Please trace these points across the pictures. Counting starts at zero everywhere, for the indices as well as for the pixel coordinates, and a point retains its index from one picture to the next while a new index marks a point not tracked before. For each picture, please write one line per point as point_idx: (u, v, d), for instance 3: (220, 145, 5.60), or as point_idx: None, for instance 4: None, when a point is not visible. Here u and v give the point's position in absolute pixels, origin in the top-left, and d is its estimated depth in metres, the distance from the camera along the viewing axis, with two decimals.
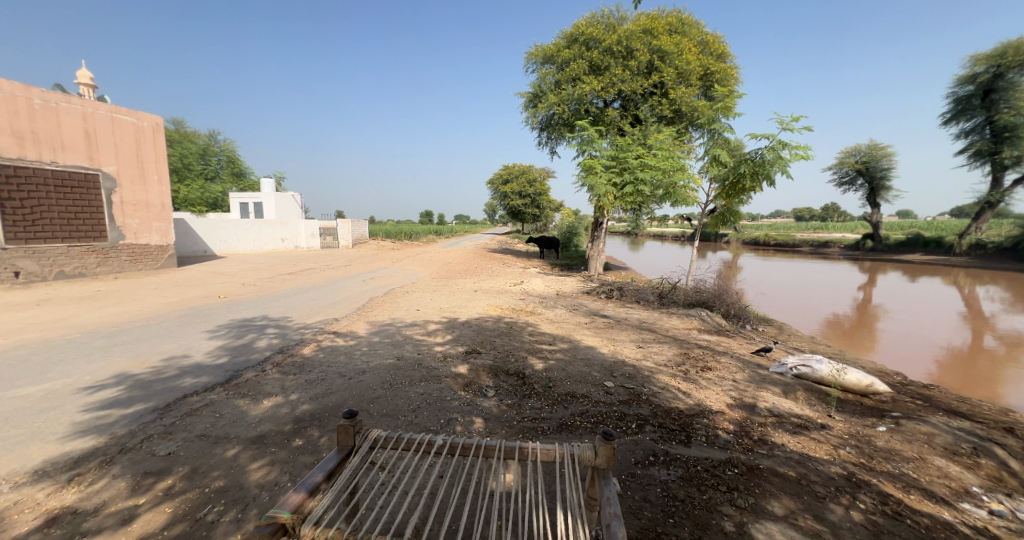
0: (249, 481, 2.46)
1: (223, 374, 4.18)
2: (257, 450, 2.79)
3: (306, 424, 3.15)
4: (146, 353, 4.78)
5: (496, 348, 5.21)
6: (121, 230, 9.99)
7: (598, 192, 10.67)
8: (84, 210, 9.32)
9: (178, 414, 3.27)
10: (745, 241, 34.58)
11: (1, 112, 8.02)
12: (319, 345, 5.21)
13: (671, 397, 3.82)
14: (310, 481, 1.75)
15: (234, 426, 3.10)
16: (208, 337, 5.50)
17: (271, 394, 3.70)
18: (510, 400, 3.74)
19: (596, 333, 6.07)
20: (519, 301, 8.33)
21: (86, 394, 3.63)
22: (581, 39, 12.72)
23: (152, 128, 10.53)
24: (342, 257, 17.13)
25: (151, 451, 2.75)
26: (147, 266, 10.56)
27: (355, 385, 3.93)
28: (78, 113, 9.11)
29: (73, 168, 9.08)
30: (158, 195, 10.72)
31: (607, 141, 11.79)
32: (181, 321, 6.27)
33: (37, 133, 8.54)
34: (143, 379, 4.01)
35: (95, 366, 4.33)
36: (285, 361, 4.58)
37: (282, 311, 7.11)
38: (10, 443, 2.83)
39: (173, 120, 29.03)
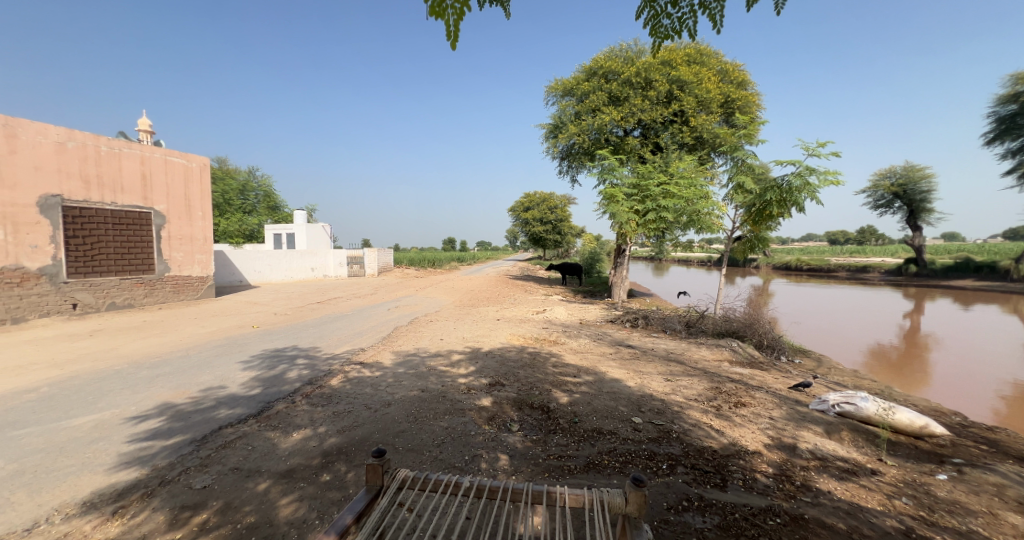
0: (278, 518, 2.49)
1: (256, 406, 4.31)
2: (286, 485, 2.83)
3: (333, 459, 3.19)
4: (185, 384, 4.99)
5: (520, 380, 5.16)
6: (167, 262, 10.69)
7: (620, 220, 10.60)
8: (136, 245, 10.05)
9: (213, 447, 3.38)
10: (776, 266, 33.45)
11: (74, 159, 8.88)
12: (346, 376, 5.29)
13: (703, 435, 3.65)
14: (340, 524, 1.78)
15: (265, 460, 3.17)
16: (243, 368, 5.69)
17: (300, 426, 3.78)
18: (534, 436, 3.67)
19: (621, 365, 5.91)
20: (542, 331, 8.27)
21: (131, 425, 3.81)
22: (599, 72, 13.08)
23: (200, 168, 11.46)
24: (368, 285, 17.51)
25: (188, 484, 2.84)
26: (188, 297, 11.19)
27: (380, 418, 3.96)
28: (137, 158, 10.02)
29: (130, 208, 9.90)
30: (201, 229, 11.51)
31: (628, 169, 11.85)
32: (217, 351, 6.55)
33: (102, 177, 9.38)
34: (182, 410, 4.18)
35: (139, 396, 4.56)
36: (314, 393, 4.68)
37: (311, 341, 7.31)
38: (63, 474, 2.99)
39: (218, 159, 31.33)
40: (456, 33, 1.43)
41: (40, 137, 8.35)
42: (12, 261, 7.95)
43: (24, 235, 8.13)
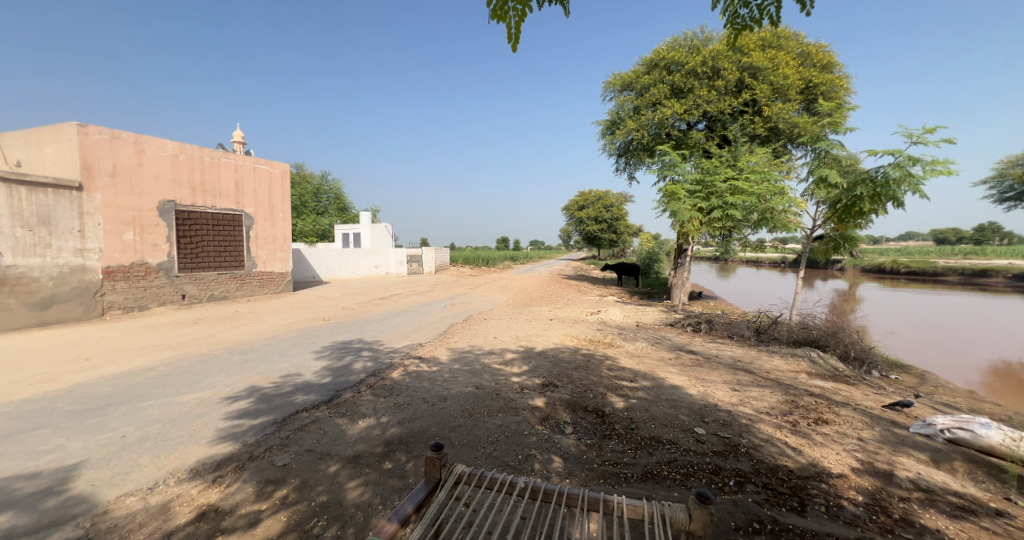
0: (347, 500, 2.67)
1: (327, 393, 4.68)
2: (354, 469, 3.04)
3: (394, 448, 3.36)
4: (268, 369, 5.55)
5: (573, 382, 5.08)
6: (254, 260, 11.96)
7: (682, 219, 10.03)
8: (231, 244, 11.37)
9: (291, 428, 3.72)
10: (865, 268, 29.81)
11: (184, 169, 10.23)
12: (405, 370, 5.56)
13: (776, 453, 3.35)
14: (402, 512, 1.87)
15: (335, 444, 3.43)
16: (315, 357, 6.21)
17: (365, 415, 4.04)
18: (589, 440, 3.59)
19: (682, 371, 5.61)
20: (596, 332, 8.09)
21: (226, 404, 4.32)
22: (661, 64, 12.48)
23: (282, 173, 12.69)
24: (426, 283, 18.27)
25: (271, 461, 3.15)
26: (271, 290, 12.46)
27: (437, 412, 4.10)
28: (232, 166, 11.33)
29: (225, 210, 11.21)
30: (281, 229, 12.75)
31: (691, 164, 11.20)
32: (294, 341, 7.19)
33: (205, 184, 10.71)
34: (266, 393, 4.65)
35: (232, 379, 5.15)
36: (377, 384, 4.97)
37: (374, 335, 7.78)
38: (173, 443, 3.46)
39: (297, 165, 34.46)
40: (518, 36, 1.49)
41: (159, 151, 9.72)
42: (138, 257, 9.31)
43: (147, 235, 9.49)
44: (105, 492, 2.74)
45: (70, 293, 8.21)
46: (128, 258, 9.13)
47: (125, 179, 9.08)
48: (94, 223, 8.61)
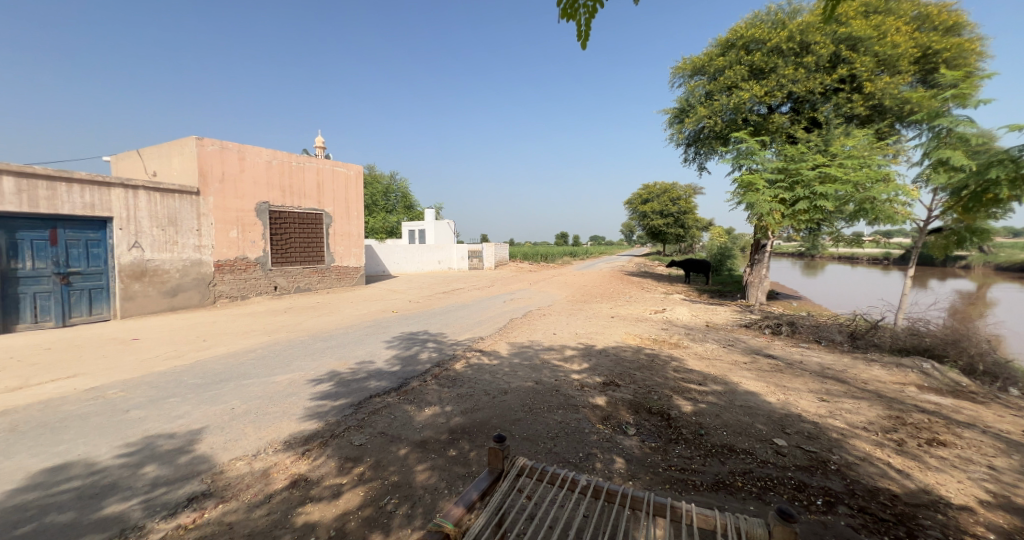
0: (416, 482, 2.84)
1: (396, 381, 5.00)
2: (422, 454, 3.22)
3: (458, 436, 3.50)
4: (346, 356, 6.07)
5: (636, 382, 4.91)
6: (333, 255, 13.11)
7: (760, 211, 9.20)
8: (314, 241, 12.56)
9: (366, 411, 4.03)
10: (997, 267, 25.07)
11: (276, 173, 11.46)
12: (467, 362, 5.77)
13: (875, 474, 2.95)
14: (467, 498, 1.95)
15: (404, 429, 3.66)
16: (386, 346, 6.67)
17: (431, 403, 4.26)
18: (653, 443, 3.45)
19: (758, 377, 5.17)
20: (661, 331, 7.73)
21: (311, 386, 4.80)
22: (738, 43, 11.45)
23: (356, 174, 13.72)
24: (486, 278, 18.73)
25: (350, 440, 3.44)
26: (347, 283, 13.58)
27: (498, 405, 4.20)
28: (315, 169, 12.47)
29: (310, 210, 12.40)
30: (356, 227, 13.82)
31: (772, 151, 10.20)
32: (367, 331, 7.78)
33: (293, 187, 11.92)
34: (344, 378, 5.10)
35: (315, 363, 5.71)
36: (441, 374, 5.21)
37: (438, 327, 8.15)
38: (270, 417, 3.92)
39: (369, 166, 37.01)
40: (587, 35, 1.49)
41: (257, 158, 10.97)
42: (241, 253, 10.64)
43: (247, 233, 10.80)
44: (220, 455, 3.19)
45: (191, 283, 9.61)
46: (232, 254, 10.47)
47: (231, 184, 10.42)
48: (208, 223, 9.97)
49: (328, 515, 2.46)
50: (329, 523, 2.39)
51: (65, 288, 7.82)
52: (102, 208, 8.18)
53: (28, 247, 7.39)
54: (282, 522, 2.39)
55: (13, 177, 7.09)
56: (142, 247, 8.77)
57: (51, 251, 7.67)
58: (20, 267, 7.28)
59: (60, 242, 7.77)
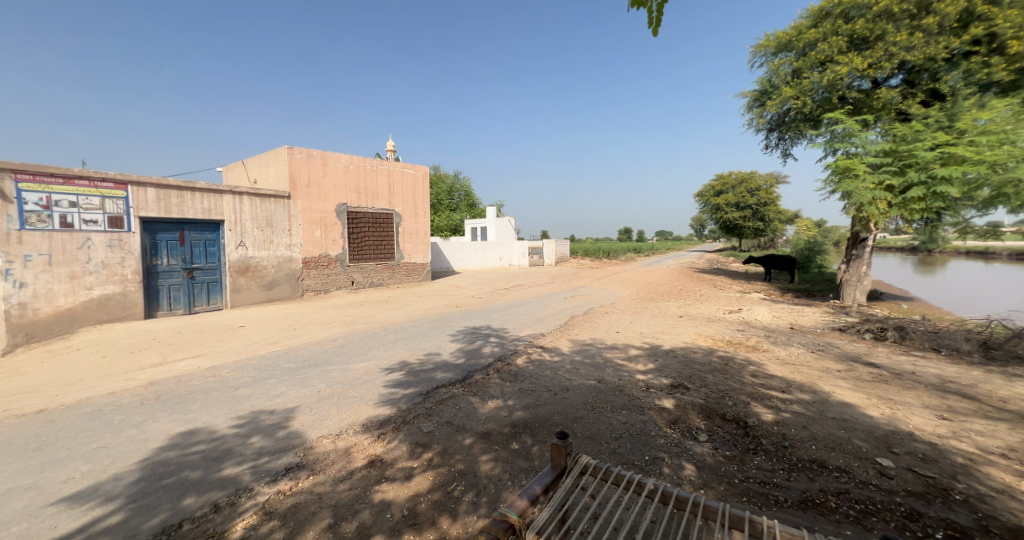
0: (481, 471, 2.94)
1: (461, 373, 5.21)
2: (486, 444, 3.33)
3: (520, 430, 3.56)
4: (414, 347, 6.45)
5: (708, 386, 4.61)
6: (403, 252, 13.95)
7: (861, 201, 8.12)
8: (386, 239, 13.45)
9: (434, 401, 4.26)
10: None
11: (353, 177, 12.44)
12: (529, 357, 5.82)
13: (1014, 510, 2.48)
14: (531, 491, 1.98)
15: (469, 419, 3.81)
16: (451, 340, 6.97)
17: (494, 396, 4.38)
18: (727, 451, 3.22)
19: (856, 387, 4.57)
20: (736, 333, 7.16)
21: (385, 374, 5.18)
22: (834, 11, 10.09)
23: (423, 175, 14.43)
24: (547, 275, 18.71)
25: (420, 427, 3.66)
26: (415, 279, 14.39)
27: (560, 402, 4.19)
28: (386, 172, 13.34)
29: (382, 210, 13.30)
30: (423, 225, 14.56)
31: (877, 131, 8.92)
32: (434, 324, 8.19)
33: (367, 189, 12.87)
34: (414, 368, 5.42)
35: (388, 353, 6.14)
36: (503, 368, 5.33)
37: (500, 322, 8.31)
38: (350, 401, 4.30)
39: (434, 168, 38.73)
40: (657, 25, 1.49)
41: (336, 164, 12.00)
42: (324, 251, 11.74)
43: (329, 232, 11.88)
44: (310, 432, 3.57)
45: (283, 277, 10.82)
46: (317, 251, 11.59)
47: (315, 188, 11.53)
48: (297, 224, 11.13)
49: (401, 495, 2.64)
50: (403, 502, 2.57)
51: (191, 281, 9.24)
52: (216, 213, 9.49)
53: (164, 247, 8.85)
54: (362, 498, 2.61)
55: (153, 188, 8.51)
56: (246, 246, 10.05)
57: (181, 250, 9.11)
58: (159, 263, 8.76)
59: (187, 242, 9.18)
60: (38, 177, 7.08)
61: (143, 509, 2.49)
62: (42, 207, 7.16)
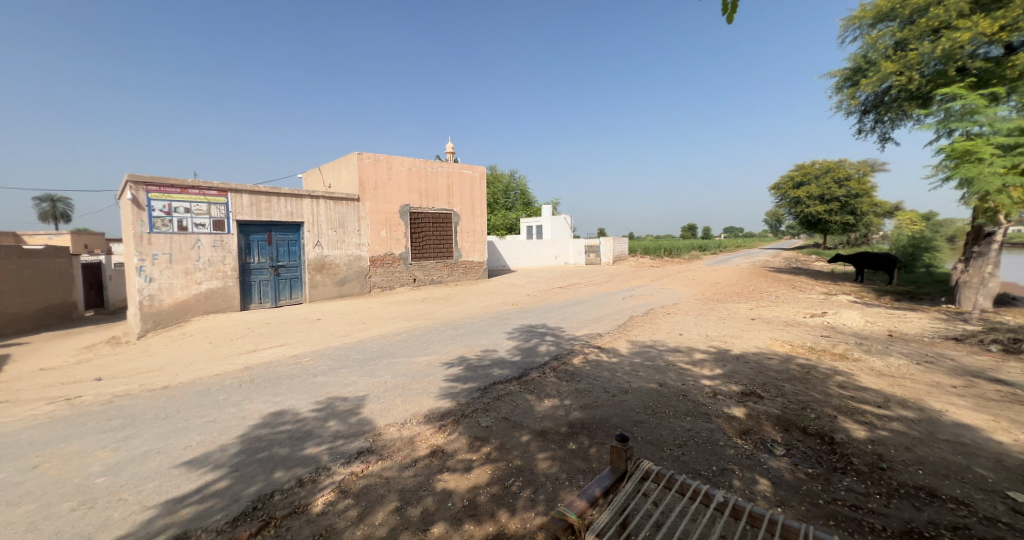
0: (538, 469, 2.94)
1: (517, 370, 5.27)
2: (542, 443, 3.33)
3: (577, 431, 3.52)
4: (472, 344, 6.63)
5: (785, 396, 4.21)
6: (461, 251, 14.39)
7: (986, 189, 6.92)
8: (445, 238, 13.96)
9: (491, 396, 4.35)
10: None
11: (415, 179, 13.07)
12: (585, 357, 5.73)
13: None
14: (590, 493, 1.95)
15: (526, 417, 3.83)
16: (507, 337, 7.07)
17: (550, 395, 4.36)
18: (809, 468, 2.92)
19: (975, 407, 3.91)
20: (819, 339, 6.45)
21: (445, 368, 5.38)
22: None
23: (480, 175, 14.78)
24: (604, 273, 18.24)
25: (478, 421, 3.76)
26: (472, 277, 14.77)
27: (618, 404, 4.07)
28: (445, 173, 13.83)
29: (441, 210, 13.82)
30: (480, 224, 14.90)
31: (1008, 106, 7.55)
32: (491, 321, 8.35)
33: (428, 190, 13.44)
34: (472, 363, 5.58)
35: (447, 348, 6.38)
36: (559, 367, 5.29)
37: (556, 321, 8.28)
38: (414, 392, 4.54)
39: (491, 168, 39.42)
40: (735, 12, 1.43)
41: (401, 167, 12.68)
42: (389, 249, 12.47)
43: (394, 232, 12.59)
44: (379, 420, 3.83)
45: (354, 274, 11.67)
46: (382, 250, 12.33)
47: (382, 191, 12.28)
48: (365, 224, 11.94)
49: (462, 486, 2.73)
50: (463, 493, 2.65)
51: (276, 277, 10.27)
52: (297, 216, 10.49)
53: (255, 246, 9.93)
54: (425, 485, 2.74)
55: (247, 195, 9.62)
56: (322, 246, 10.98)
57: (269, 249, 10.16)
58: (251, 261, 9.84)
59: (273, 242, 10.22)
60: (160, 188, 8.44)
61: (243, 478, 2.83)
62: (165, 212, 8.52)
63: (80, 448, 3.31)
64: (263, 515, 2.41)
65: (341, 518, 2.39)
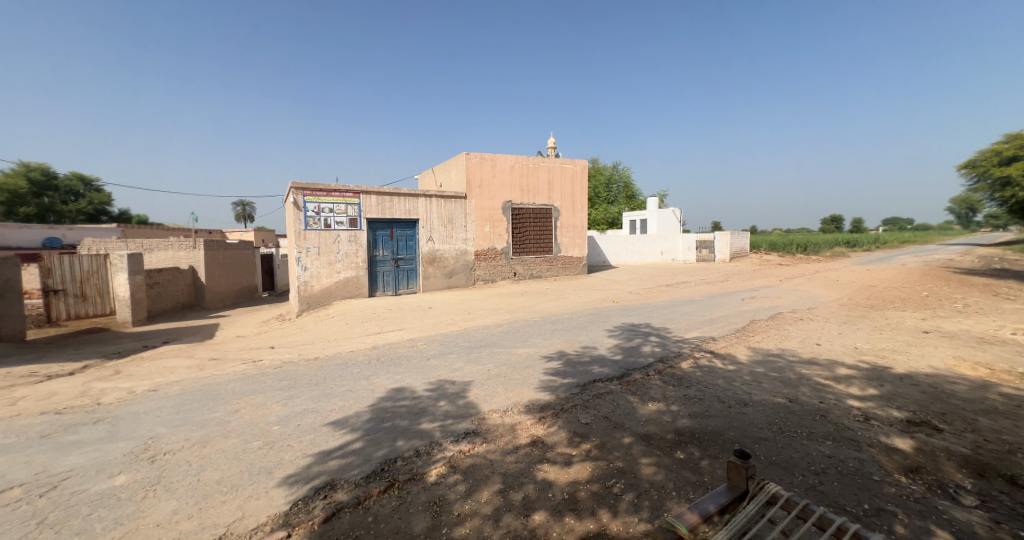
0: (641, 473, 2.81)
1: (618, 369, 5.08)
2: (646, 447, 3.16)
3: (686, 440, 3.26)
4: (571, 339, 6.61)
5: (976, 432, 3.28)
6: (560, 246, 14.40)
7: None
8: (545, 233, 14.09)
9: (591, 394, 4.28)
10: None
11: (518, 175, 13.43)
12: (696, 362, 5.25)
13: None
14: (703, 508, 1.79)
15: (628, 418, 3.68)
16: (608, 335, 6.87)
17: (655, 398, 4.12)
18: (1016, 530, 2.22)
19: None
20: None
21: (544, 361, 5.47)
22: None
23: (582, 169, 14.53)
24: (718, 271, 16.45)
25: (577, 417, 3.73)
26: (571, 272, 14.69)
27: (736, 417, 3.65)
28: (547, 168, 13.93)
29: (542, 206, 13.98)
30: (580, 219, 14.70)
31: None
32: (591, 318, 8.22)
33: (530, 186, 13.70)
34: (571, 359, 5.57)
35: (546, 342, 6.46)
36: (665, 370, 4.95)
37: (662, 321, 7.76)
38: (515, 382, 4.70)
39: (593, 161, 38.56)
40: None
41: (504, 165, 13.15)
42: (492, 244, 13.08)
43: (497, 228, 13.15)
44: (484, 405, 4.07)
45: (460, 268, 12.55)
46: (486, 245, 12.99)
47: (486, 188, 12.91)
48: (471, 220, 12.71)
49: (562, 478, 2.75)
50: (563, 486, 2.67)
51: (396, 268, 11.58)
52: (414, 213, 11.66)
53: (380, 241, 11.33)
54: (527, 473, 2.83)
55: (375, 196, 11.02)
56: (434, 241, 12.03)
57: (391, 243, 11.49)
58: (377, 254, 11.24)
59: (395, 237, 11.53)
60: (312, 191, 10.21)
61: (374, 442, 3.28)
62: (315, 212, 10.25)
63: (261, 401, 4.20)
64: (389, 477, 2.76)
65: (452, 491, 2.61)
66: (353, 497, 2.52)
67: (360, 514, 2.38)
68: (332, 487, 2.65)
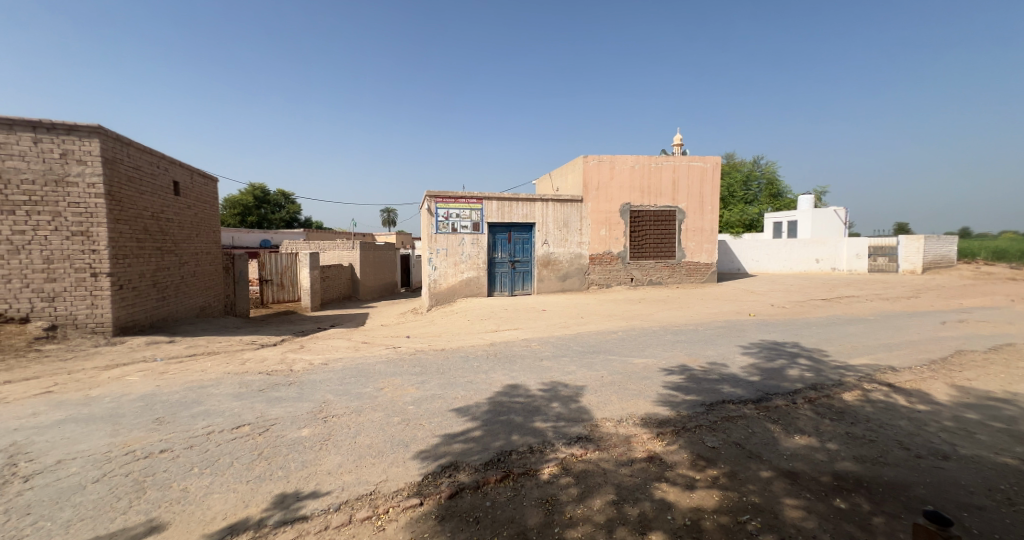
0: (785, 516, 2.42)
1: (754, 392, 4.44)
2: (792, 487, 2.71)
3: (849, 487, 2.68)
4: (697, 353, 6.01)
5: None
6: (684, 251, 13.25)
7: None
8: (667, 237, 13.13)
9: (718, 415, 3.84)
10: None
11: (637, 176, 12.80)
12: (865, 395, 4.27)
13: None
14: None
15: (767, 449, 3.20)
16: (742, 352, 6.05)
17: (804, 431, 3.49)
18: None
19: None
20: None
21: (664, 374, 5.10)
22: None
23: (713, 166, 13.11)
24: (901, 285, 13.06)
25: (702, 439, 3.39)
26: (697, 280, 13.38)
27: (929, 471, 2.85)
28: (671, 167, 12.95)
29: (665, 207, 13.05)
30: (710, 221, 13.29)
31: None
32: (720, 331, 7.36)
33: (651, 186, 12.92)
34: (696, 375, 5.07)
35: (666, 354, 6.01)
36: (819, 400, 4.14)
37: (814, 341, 6.52)
38: (630, 393, 4.50)
39: (727, 157, 34.61)
40: None
41: (622, 166, 12.68)
42: (608, 248, 12.73)
43: (614, 231, 12.76)
44: (597, 412, 3.99)
45: (575, 271, 12.55)
46: (602, 249, 12.71)
47: (604, 191, 12.63)
48: (587, 224, 12.59)
49: (682, 502, 2.54)
50: (684, 510, 2.47)
51: (513, 270, 12.15)
52: (531, 218, 12.08)
53: (499, 243, 12.01)
54: (643, 489, 2.69)
55: (495, 202, 11.77)
56: (549, 244, 12.28)
57: (509, 246, 12.09)
58: (496, 256, 11.96)
59: (512, 240, 12.10)
60: (443, 198, 11.42)
61: (491, 432, 3.51)
62: (445, 218, 11.42)
63: (400, 383, 4.87)
64: (504, 467, 2.93)
65: (564, 492, 2.64)
66: (473, 480, 2.75)
67: (480, 497, 2.58)
68: (456, 467, 2.94)
